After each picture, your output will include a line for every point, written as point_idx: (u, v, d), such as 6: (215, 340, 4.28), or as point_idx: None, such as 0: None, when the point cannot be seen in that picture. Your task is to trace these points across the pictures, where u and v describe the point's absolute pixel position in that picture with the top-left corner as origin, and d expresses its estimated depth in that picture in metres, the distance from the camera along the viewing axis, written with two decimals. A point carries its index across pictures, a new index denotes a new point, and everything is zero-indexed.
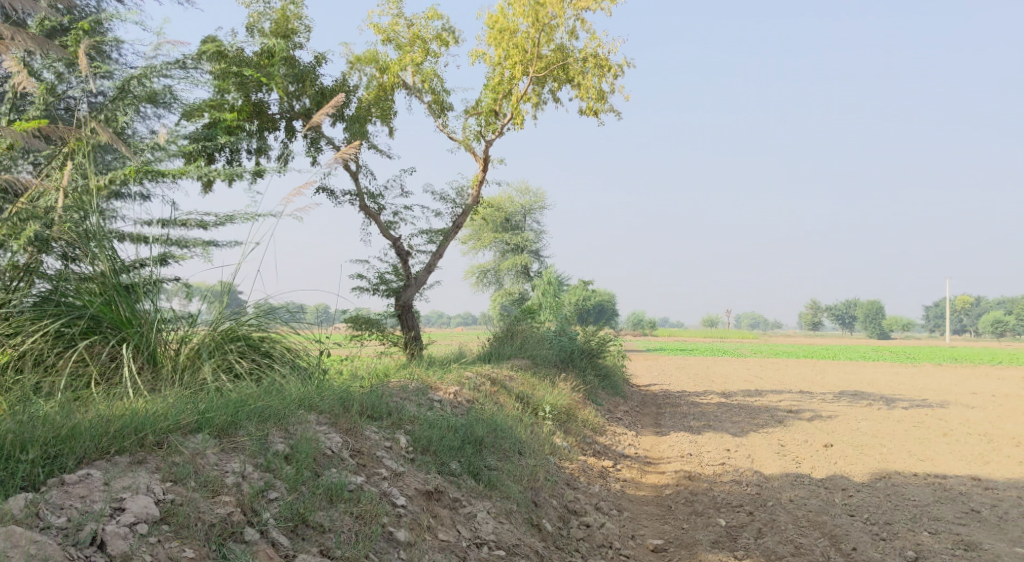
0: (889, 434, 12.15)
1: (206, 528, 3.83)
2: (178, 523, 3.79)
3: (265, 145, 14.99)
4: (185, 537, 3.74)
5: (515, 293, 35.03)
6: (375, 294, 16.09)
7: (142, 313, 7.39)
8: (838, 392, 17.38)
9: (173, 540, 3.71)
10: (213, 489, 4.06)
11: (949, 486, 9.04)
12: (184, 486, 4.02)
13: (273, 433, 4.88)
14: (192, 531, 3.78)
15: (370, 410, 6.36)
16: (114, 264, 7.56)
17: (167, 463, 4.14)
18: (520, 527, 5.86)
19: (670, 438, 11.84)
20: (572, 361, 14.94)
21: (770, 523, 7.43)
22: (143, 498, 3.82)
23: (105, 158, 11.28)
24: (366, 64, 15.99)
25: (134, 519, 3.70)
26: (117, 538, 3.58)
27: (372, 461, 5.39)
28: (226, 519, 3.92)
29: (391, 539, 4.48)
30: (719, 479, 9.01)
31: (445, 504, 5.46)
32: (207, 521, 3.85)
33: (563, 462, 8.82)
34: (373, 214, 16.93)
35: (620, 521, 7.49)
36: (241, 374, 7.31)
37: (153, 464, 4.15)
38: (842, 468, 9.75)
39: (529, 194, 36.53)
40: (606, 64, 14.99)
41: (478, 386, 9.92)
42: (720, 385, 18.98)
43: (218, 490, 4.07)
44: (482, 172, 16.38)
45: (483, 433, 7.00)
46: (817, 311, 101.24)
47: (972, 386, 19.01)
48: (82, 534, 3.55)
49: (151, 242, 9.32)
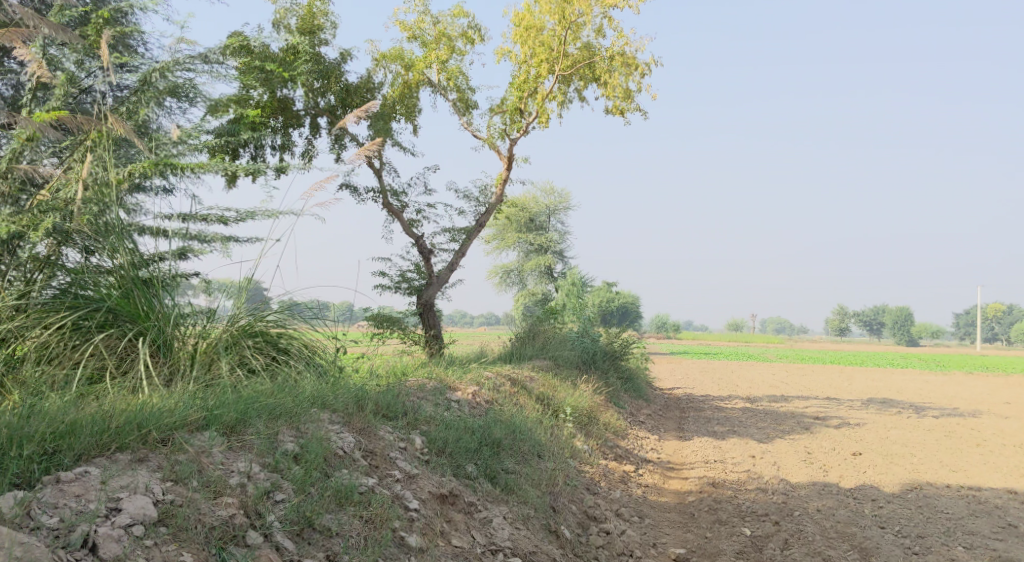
0: (920, 443, 11.80)
1: (206, 531, 3.69)
2: (177, 525, 3.65)
3: (289, 141, 14.93)
4: (183, 540, 3.60)
5: (538, 293, 34.85)
6: (397, 292, 15.98)
7: (159, 307, 7.28)
8: (867, 399, 17.00)
9: (170, 544, 3.57)
10: (215, 489, 3.92)
11: (984, 499, 8.71)
12: (185, 487, 3.88)
13: (283, 432, 4.73)
14: (192, 534, 3.64)
15: (385, 410, 6.19)
16: (133, 258, 7.46)
17: (169, 462, 4.00)
18: (537, 534, 5.67)
19: (693, 442, 11.59)
20: (595, 363, 14.71)
21: (797, 533, 7.17)
22: (140, 499, 3.69)
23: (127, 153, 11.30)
24: (392, 61, 15.88)
25: (129, 520, 3.57)
26: (110, 541, 3.45)
27: (386, 462, 5.23)
28: (228, 522, 3.78)
29: (402, 545, 4.32)
30: (745, 487, 8.75)
31: (459, 508, 5.28)
32: (207, 524, 3.71)
33: (583, 466, 8.61)
34: (396, 213, 16.83)
35: (641, 528, 7.27)
36: (257, 370, 7.19)
37: (154, 462, 4.01)
38: (872, 477, 9.44)
39: (554, 194, 36.38)
40: (633, 62, 14.74)
41: (498, 386, 9.74)
42: (746, 390, 18.65)
43: (220, 491, 3.93)
44: (506, 171, 16.23)
45: (501, 435, 6.82)
46: (844, 317, 99.99)
47: (1005, 396, 18.52)
48: (72, 535, 3.41)
49: (171, 236, 9.27)
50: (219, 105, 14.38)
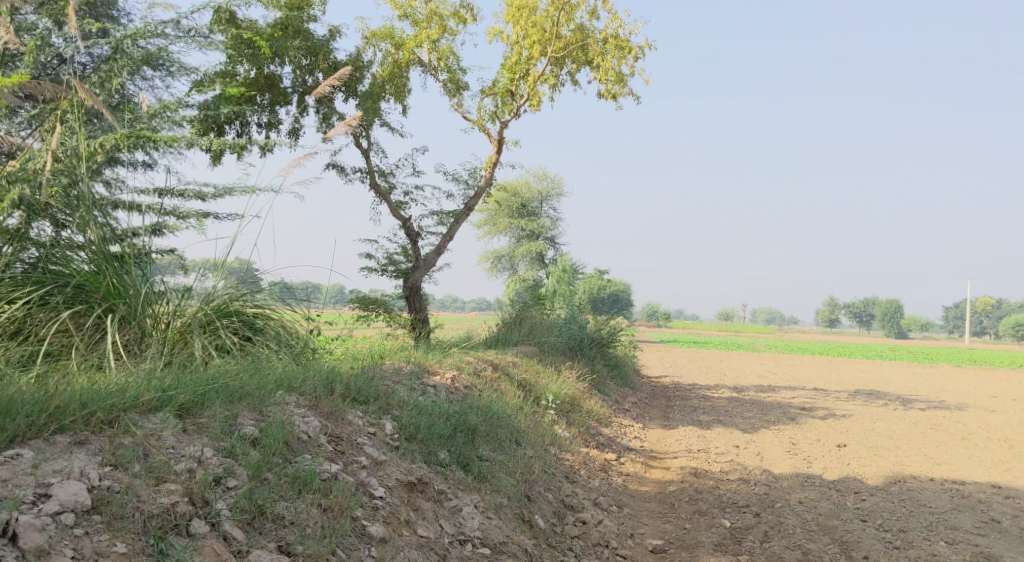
0: (905, 436, 11.70)
1: (144, 519, 3.59)
2: (111, 513, 3.56)
3: (275, 118, 14.63)
4: (117, 530, 3.51)
5: (529, 279, 34.64)
6: (383, 275, 15.76)
7: (132, 282, 6.97)
8: (854, 391, 16.90)
9: (103, 533, 3.48)
10: (158, 475, 3.80)
11: (968, 493, 8.61)
12: (126, 472, 3.77)
13: (243, 415, 4.57)
14: (127, 523, 3.54)
15: (356, 394, 5.99)
16: (104, 233, 7.14)
17: (112, 445, 3.89)
18: (509, 524, 5.50)
19: (677, 431, 11.45)
20: (582, 350, 14.53)
21: (777, 526, 7.04)
22: (73, 485, 3.59)
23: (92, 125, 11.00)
24: (381, 39, 15.57)
25: (58, 508, 3.48)
26: (32, 530, 3.35)
27: (352, 448, 5.05)
28: (169, 510, 3.67)
29: (363, 534, 4.18)
30: (727, 477, 8.62)
31: (429, 496, 5.09)
32: (146, 512, 3.61)
33: (563, 454, 8.46)
34: (384, 194, 16.59)
35: (619, 518, 7.12)
36: (230, 351, 6.95)
37: (95, 445, 3.89)
38: (855, 470, 9.32)
39: (546, 180, 36.19)
40: (627, 45, 14.49)
41: (478, 372, 9.58)
42: (733, 379, 18.54)
43: (163, 477, 3.81)
44: (496, 154, 15.99)
45: (478, 421, 6.63)
46: (834, 309, 100.38)
47: (991, 389, 18.50)
48: None
49: (145, 212, 8.99)
50: (204, 79, 14.10)
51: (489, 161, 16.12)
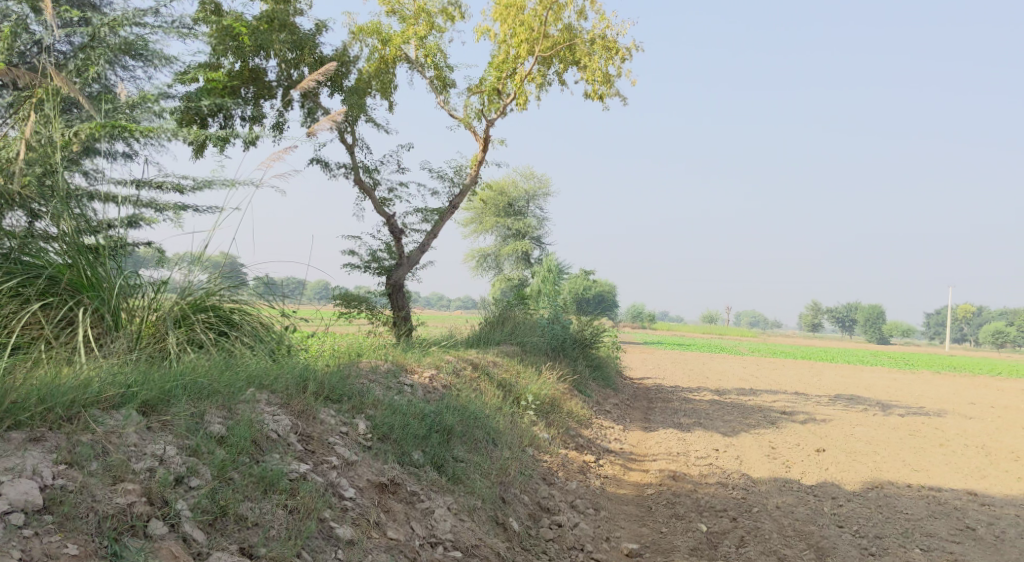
0: (884, 442, 11.72)
1: (98, 520, 3.63)
2: (63, 514, 3.59)
3: (259, 112, 14.43)
4: (69, 531, 3.54)
5: (514, 278, 34.53)
6: (366, 272, 15.62)
7: (107, 274, 6.82)
8: (835, 396, 16.94)
9: (54, 534, 3.51)
10: (115, 475, 3.85)
11: (944, 500, 8.62)
12: (81, 471, 3.82)
13: (210, 413, 4.58)
14: (80, 523, 3.58)
15: (330, 393, 5.90)
16: (79, 224, 6.90)
17: (69, 442, 3.95)
18: (483, 527, 5.42)
19: (657, 434, 11.42)
20: (564, 350, 14.46)
21: (754, 531, 7.01)
22: (25, 484, 3.62)
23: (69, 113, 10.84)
24: (368, 35, 15.44)
25: (8, 507, 3.50)
26: None
27: (322, 448, 4.97)
28: (126, 510, 3.72)
29: (331, 537, 4.22)
30: (705, 481, 8.58)
31: (400, 498, 5.02)
32: (100, 513, 3.66)
33: (541, 455, 8.40)
34: (368, 190, 16.47)
35: (595, 521, 7.06)
36: (205, 346, 6.83)
37: (51, 443, 3.94)
38: (834, 475, 9.32)
39: (533, 179, 36.16)
40: (614, 47, 14.46)
41: (457, 371, 9.49)
42: (715, 382, 18.53)
43: (121, 476, 3.86)
44: (482, 152, 15.91)
45: (454, 421, 6.54)
46: (817, 313, 101.04)
47: (971, 397, 18.60)
48: None
49: (121, 204, 8.83)
50: (187, 70, 13.91)
51: (474, 159, 16.03)
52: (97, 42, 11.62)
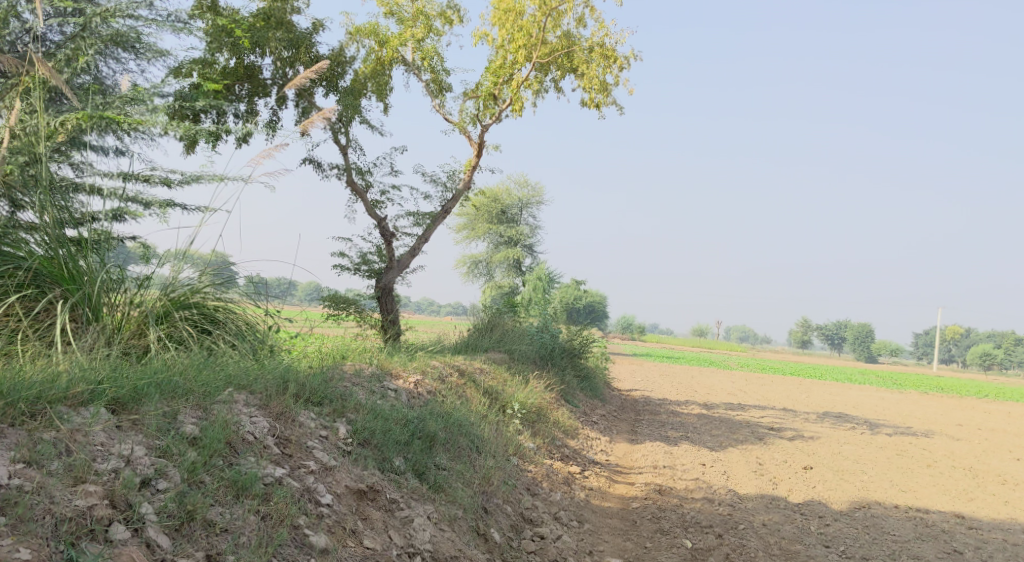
0: (871, 461, 11.64)
1: (55, 523, 3.52)
2: (18, 516, 3.47)
3: (253, 109, 14.23)
4: (22, 534, 3.42)
5: (505, 286, 34.40)
6: (356, 274, 15.47)
7: (88, 268, 6.62)
8: (822, 413, 16.87)
9: (7, 537, 3.38)
10: (76, 475, 3.73)
11: (931, 522, 8.53)
12: (40, 470, 3.70)
13: (183, 413, 4.46)
14: (35, 527, 3.46)
15: (312, 395, 5.74)
16: (62, 216, 6.70)
17: (29, 440, 3.83)
18: (462, 537, 5.26)
19: (643, 447, 11.28)
20: (552, 359, 14.33)
21: (739, 548, 6.90)
22: None
23: (57, 103, 10.80)
24: (365, 36, 15.30)
25: None
26: None
27: (300, 451, 4.82)
28: (85, 513, 3.60)
29: (304, 544, 4.08)
30: (691, 496, 8.47)
31: (379, 505, 4.86)
32: (58, 516, 3.54)
33: (526, 465, 8.27)
34: (360, 192, 16.32)
35: (578, 534, 6.93)
36: (187, 344, 6.64)
37: (12, 439, 3.83)
38: (821, 493, 9.22)
39: (527, 187, 36.10)
40: (612, 55, 14.40)
41: (444, 376, 9.36)
42: (704, 396, 18.40)
43: (83, 477, 3.74)
44: (475, 158, 15.80)
45: (437, 428, 6.37)
46: (806, 330, 101.56)
47: (958, 418, 18.57)
48: None
49: (106, 197, 8.62)
50: (181, 66, 13.75)
51: (468, 163, 15.90)
52: (88, 32, 11.57)
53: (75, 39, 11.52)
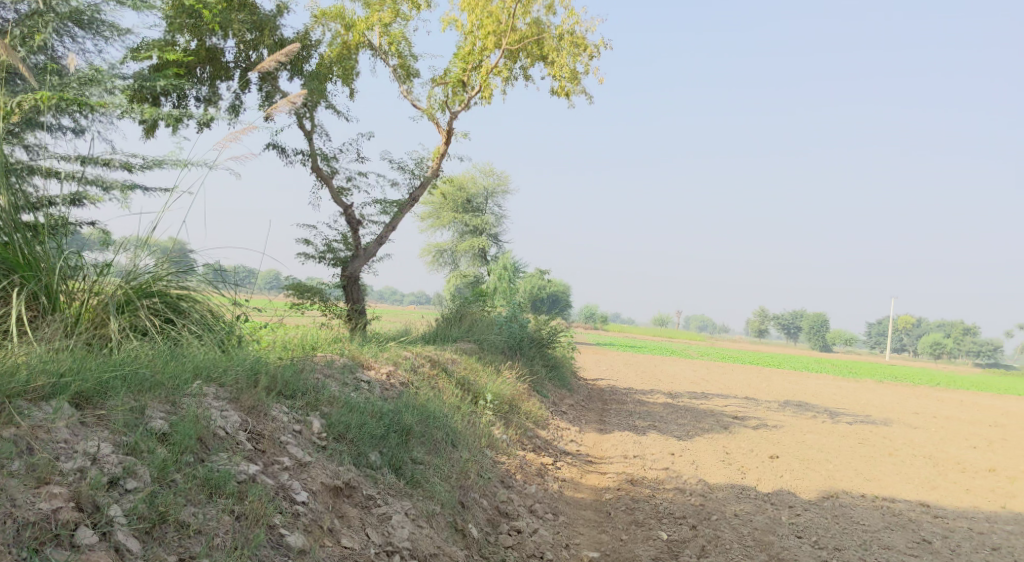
0: (835, 450, 11.75)
1: (17, 528, 3.32)
2: None
3: (215, 92, 13.81)
4: None
5: (469, 275, 34.18)
6: (321, 262, 15.18)
7: (45, 255, 6.35)
8: (784, 402, 17.03)
9: None
10: (41, 477, 3.54)
11: (898, 511, 8.61)
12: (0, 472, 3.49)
13: (152, 407, 4.25)
14: None
15: (283, 387, 5.55)
16: (17, 200, 6.41)
17: None
18: (440, 534, 5.13)
19: (613, 436, 11.24)
20: (521, 349, 14.20)
21: (714, 540, 6.86)
22: None
23: (13, 83, 10.39)
24: (331, 19, 14.93)
25: None
26: None
27: (273, 447, 4.64)
28: (50, 517, 3.40)
29: (280, 545, 3.92)
30: (663, 486, 8.43)
31: (355, 502, 4.70)
32: (22, 520, 3.34)
33: (499, 457, 8.14)
34: (325, 179, 16.01)
35: (554, 527, 6.85)
36: (150, 335, 6.37)
37: None
38: (789, 482, 9.26)
39: (492, 175, 35.85)
40: (582, 43, 14.25)
41: (415, 367, 9.20)
42: (668, 385, 18.45)
43: (47, 478, 3.55)
44: (444, 144, 15.59)
45: (413, 421, 6.22)
46: (764, 320, 103.05)
47: (914, 406, 18.91)
48: None
49: (63, 181, 8.28)
50: (141, 46, 13.30)
51: (436, 151, 15.68)
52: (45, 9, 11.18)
53: (33, 16, 11.10)
